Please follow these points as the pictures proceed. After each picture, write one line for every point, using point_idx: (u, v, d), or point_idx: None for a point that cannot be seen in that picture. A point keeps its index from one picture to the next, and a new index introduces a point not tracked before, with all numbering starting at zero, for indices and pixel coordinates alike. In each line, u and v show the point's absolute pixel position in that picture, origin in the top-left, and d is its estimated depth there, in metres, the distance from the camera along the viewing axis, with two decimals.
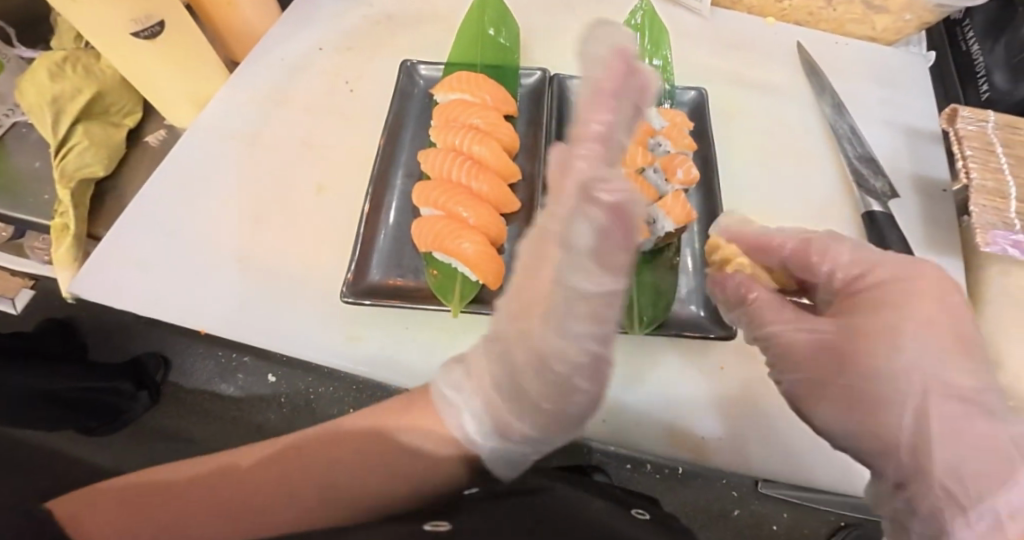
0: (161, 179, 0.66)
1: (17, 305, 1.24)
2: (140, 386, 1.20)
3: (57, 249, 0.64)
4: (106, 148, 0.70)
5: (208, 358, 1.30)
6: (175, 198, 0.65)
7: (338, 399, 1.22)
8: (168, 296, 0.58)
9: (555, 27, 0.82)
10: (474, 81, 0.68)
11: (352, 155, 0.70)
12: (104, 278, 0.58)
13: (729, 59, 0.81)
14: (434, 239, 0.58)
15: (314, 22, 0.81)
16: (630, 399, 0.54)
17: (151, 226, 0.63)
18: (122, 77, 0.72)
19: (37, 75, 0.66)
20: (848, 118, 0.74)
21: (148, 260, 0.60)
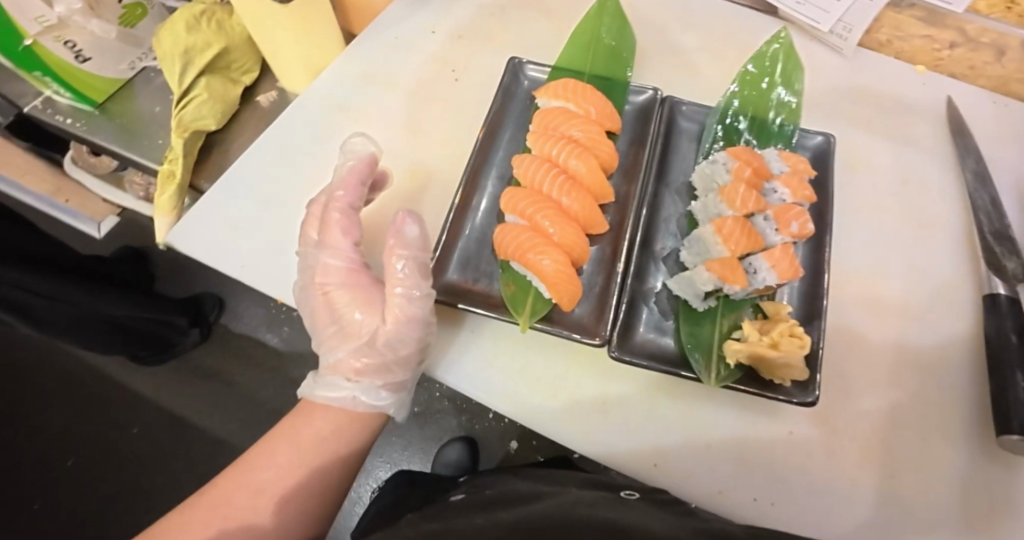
0: (264, 142, 0.68)
1: (102, 228, 1.54)
2: (193, 324, 1.36)
3: (161, 195, 0.68)
4: (222, 103, 0.73)
5: (260, 306, 1.46)
6: (272, 162, 0.67)
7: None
8: (253, 260, 0.61)
9: (674, 45, 0.78)
10: (581, 91, 0.65)
11: (443, 147, 0.69)
12: (199, 231, 0.62)
13: (863, 105, 0.73)
14: (516, 249, 0.57)
15: (430, 4, 0.80)
16: (682, 448, 0.53)
17: (248, 186, 0.65)
18: (247, 34, 0.74)
19: (175, 24, 0.69)
20: (990, 189, 0.64)
21: (240, 220, 0.63)
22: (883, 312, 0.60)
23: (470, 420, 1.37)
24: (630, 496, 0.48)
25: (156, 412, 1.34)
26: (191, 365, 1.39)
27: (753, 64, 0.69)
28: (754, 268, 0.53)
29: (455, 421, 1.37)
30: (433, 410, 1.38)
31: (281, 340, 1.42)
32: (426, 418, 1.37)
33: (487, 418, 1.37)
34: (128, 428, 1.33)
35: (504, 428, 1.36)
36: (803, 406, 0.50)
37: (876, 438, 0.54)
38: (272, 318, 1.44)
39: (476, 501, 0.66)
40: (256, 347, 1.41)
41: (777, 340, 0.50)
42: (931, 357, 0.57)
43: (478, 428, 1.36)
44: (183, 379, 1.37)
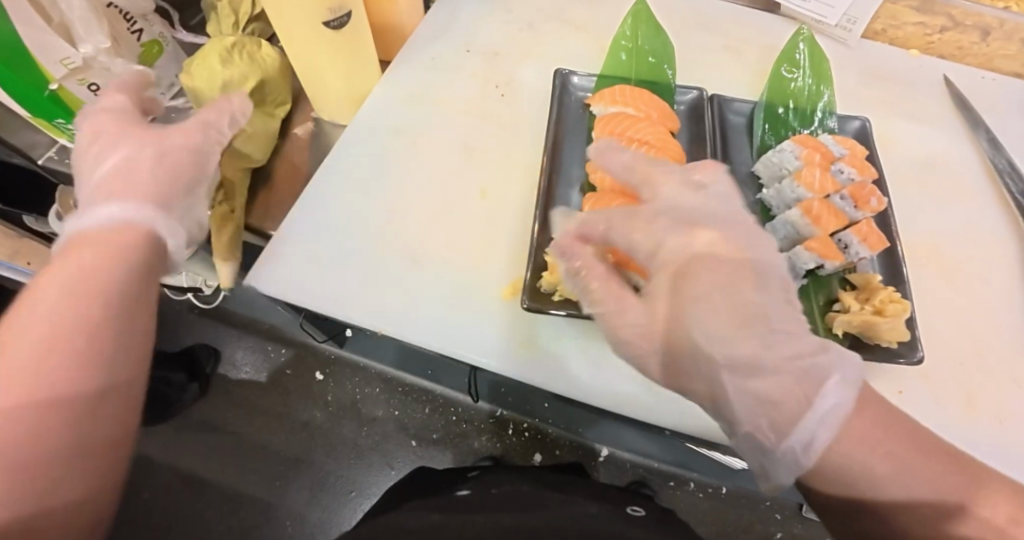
0: (328, 174, 0.66)
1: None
2: (190, 379, 1.27)
3: (221, 238, 0.64)
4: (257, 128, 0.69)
5: (258, 351, 1.37)
6: (342, 195, 0.65)
7: (383, 399, 1.33)
8: (347, 294, 0.59)
9: (699, 47, 0.82)
10: (637, 95, 0.67)
11: (506, 160, 0.69)
12: (281, 270, 0.59)
13: (876, 89, 0.79)
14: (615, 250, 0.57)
15: (459, 24, 0.80)
16: None
17: (322, 220, 0.63)
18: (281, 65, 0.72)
19: (207, 59, 0.66)
20: (1006, 153, 0.73)
21: (323, 254, 0.61)
22: (945, 273, 0.65)
23: (490, 440, 1.30)
24: (640, 514, 0.57)
25: (166, 474, 1.25)
26: (197, 421, 1.29)
27: (784, 61, 0.73)
28: (844, 243, 0.57)
29: (475, 444, 1.30)
30: (451, 435, 1.31)
31: (287, 381, 1.34)
32: (445, 443, 1.30)
33: (508, 435, 1.31)
34: (138, 493, 1.23)
35: (523, 441, 1.31)
36: (911, 364, 0.54)
37: (977, 388, 0.57)
38: (271, 362, 1.35)
39: (488, 498, 0.62)
40: (257, 397, 1.32)
41: (882, 306, 0.54)
42: (997, 308, 0.63)
43: (500, 446, 1.30)
44: (190, 437, 1.28)
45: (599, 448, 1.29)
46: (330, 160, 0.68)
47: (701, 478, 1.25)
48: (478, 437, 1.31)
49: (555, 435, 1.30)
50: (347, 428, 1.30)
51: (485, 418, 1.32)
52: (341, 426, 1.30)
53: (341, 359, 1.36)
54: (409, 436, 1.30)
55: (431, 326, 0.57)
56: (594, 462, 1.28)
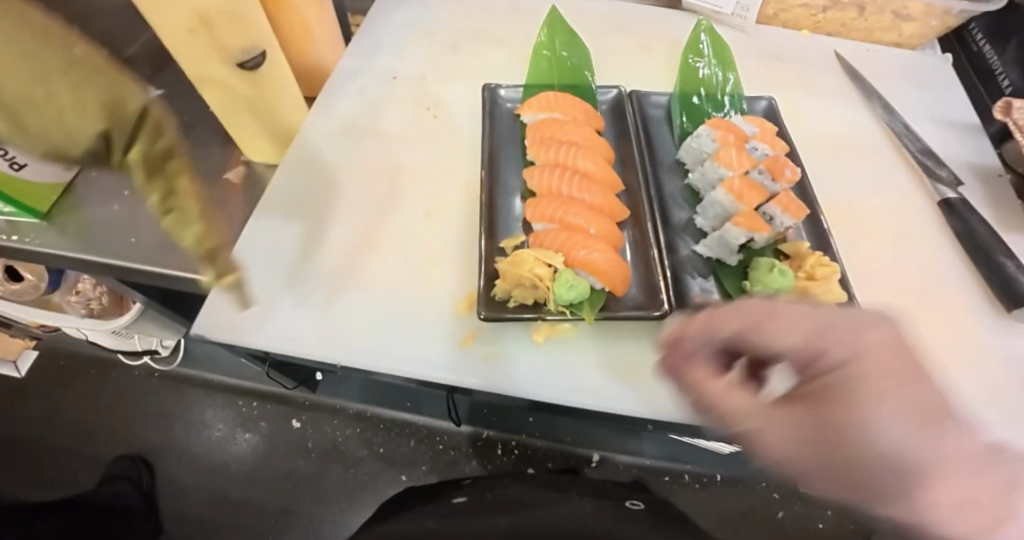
0: (267, 209, 0.67)
1: (22, 368, 1.28)
2: (138, 461, 1.19)
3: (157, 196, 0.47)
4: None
5: (228, 408, 1.27)
6: (284, 239, 0.65)
7: (366, 439, 1.26)
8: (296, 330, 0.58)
9: (611, 52, 0.87)
10: (561, 99, 0.70)
11: (450, 179, 0.70)
12: (224, 314, 0.59)
13: (781, 68, 0.85)
14: (561, 249, 0.59)
15: (382, 54, 0.81)
16: None
17: (258, 257, 0.62)
18: (255, 95, 0.65)
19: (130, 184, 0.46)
20: (899, 117, 0.78)
21: (268, 294, 0.60)
22: (870, 235, 0.68)
23: (481, 465, 1.24)
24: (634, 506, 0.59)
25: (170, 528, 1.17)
26: (177, 500, 1.19)
27: (690, 54, 0.77)
28: (769, 215, 0.60)
29: (465, 468, 1.24)
30: (442, 464, 1.24)
31: (262, 442, 1.24)
32: (436, 472, 1.24)
33: (497, 454, 1.25)
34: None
35: (515, 462, 1.25)
36: (853, 322, 0.58)
37: (916, 333, 0.61)
38: (243, 417, 1.26)
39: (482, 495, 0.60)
40: (225, 462, 1.22)
41: (812, 271, 0.57)
42: (928, 260, 0.66)
43: (491, 467, 1.24)
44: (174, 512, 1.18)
45: (590, 453, 1.24)
46: (297, 228, 0.66)
47: (693, 469, 1.23)
48: (468, 461, 1.25)
49: (545, 445, 1.26)
50: (333, 473, 1.23)
51: (473, 441, 1.26)
52: (328, 472, 1.22)
53: (315, 401, 1.28)
54: (397, 471, 1.23)
55: (393, 355, 0.57)
56: (587, 467, 1.23)
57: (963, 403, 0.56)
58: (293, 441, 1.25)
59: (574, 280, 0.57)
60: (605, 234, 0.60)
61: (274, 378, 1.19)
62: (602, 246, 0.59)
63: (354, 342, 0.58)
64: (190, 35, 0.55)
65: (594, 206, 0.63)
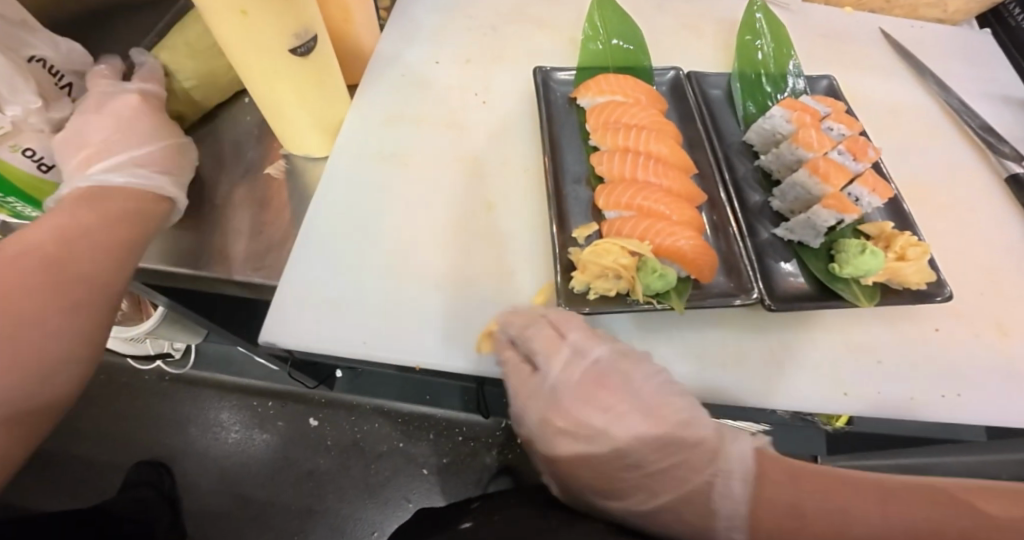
0: (324, 205, 0.64)
1: None
2: (161, 467, 1.13)
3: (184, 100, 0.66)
4: (192, 106, 0.67)
5: (242, 407, 1.21)
6: (345, 236, 0.62)
7: (386, 434, 1.20)
8: (371, 331, 0.56)
9: (655, 34, 0.84)
10: (624, 83, 0.68)
11: (509, 167, 0.66)
12: (296, 318, 0.56)
13: (830, 44, 0.83)
14: (642, 237, 0.57)
15: (422, 38, 0.77)
16: (868, 381, 0.54)
17: (324, 258, 0.60)
18: (302, 85, 0.59)
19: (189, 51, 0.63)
20: (954, 93, 0.76)
21: (339, 296, 0.58)
22: (944, 214, 0.66)
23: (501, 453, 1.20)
24: None
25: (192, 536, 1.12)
26: (199, 507, 1.13)
27: (746, 33, 0.76)
28: (854, 196, 0.58)
29: (486, 460, 1.19)
30: (462, 456, 1.19)
31: (279, 442, 1.19)
32: (456, 467, 1.18)
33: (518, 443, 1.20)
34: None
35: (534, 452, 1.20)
36: (941, 301, 0.56)
37: (999, 311, 0.59)
38: (259, 417, 1.21)
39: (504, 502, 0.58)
40: (244, 465, 1.17)
41: (903, 251, 0.55)
42: (1002, 238, 0.65)
43: (511, 456, 1.19)
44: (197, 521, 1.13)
45: None
46: (354, 224, 0.63)
47: None
48: (489, 452, 1.19)
49: None
50: (354, 469, 1.17)
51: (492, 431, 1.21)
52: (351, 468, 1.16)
53: (332, 396, 1.22)
54: (420, 466, 1.18)
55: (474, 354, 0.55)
56: None
57: None
58: (312, 439, 1.19)
59: (660, 268, 0.54)
60: (685, 219, 0.58)
61: (299, 378, 1.14)
62: (686, 233, 0.56)
63: (423, 339, 0.56)
64: (243, 17, 0.50)
65: (670, 191, 0.60)
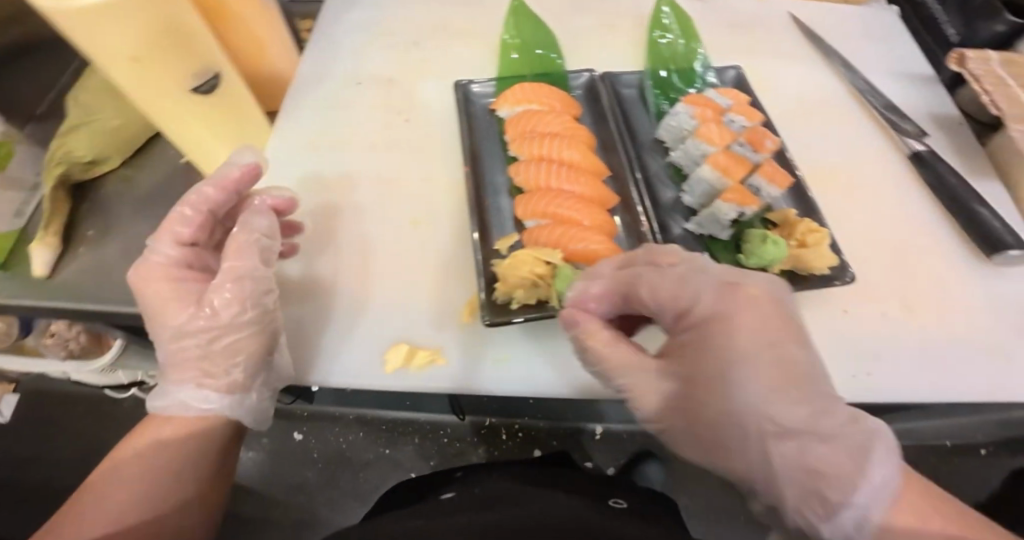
0: None
1: None
2: None
3: (79, 142, 0.69)
4: (127, 142, 0.72)
5: None
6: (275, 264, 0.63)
7: (368, 442, 1.02)
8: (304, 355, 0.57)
9: (572, 36, 0.85)
10: (537, 90, 0.69)
11: (432, 182, 0.67)
12: None
13: (744, 34, 0.85)
14: (556, 244, 0.59)
15: (340, 60, 0.77)
16: None
17: None
18: (211, 120, 0.60)
19: (99, 94, 0.71)
20: (861, 74, 0.79)
21: None
22: (852, 195, 0.69)
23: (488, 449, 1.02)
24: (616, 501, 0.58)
25: None
26: None
27: (655, 29, 0.79)
28: (755, 188, 0.61)
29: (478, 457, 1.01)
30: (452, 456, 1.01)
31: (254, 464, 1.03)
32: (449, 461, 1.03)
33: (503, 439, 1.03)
34: None
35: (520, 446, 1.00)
36: (845, 284, 0.58)
37: (905, 289, 0.62)
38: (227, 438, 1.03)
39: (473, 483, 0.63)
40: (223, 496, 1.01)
41: (804, 238, 0.58)
42: (908, 214, 0.68)
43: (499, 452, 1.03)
44: None
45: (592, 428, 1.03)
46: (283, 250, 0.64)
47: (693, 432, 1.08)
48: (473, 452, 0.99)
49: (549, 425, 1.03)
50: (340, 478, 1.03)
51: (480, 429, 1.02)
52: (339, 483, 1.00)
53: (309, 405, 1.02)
54: (408, 470, 1.02)
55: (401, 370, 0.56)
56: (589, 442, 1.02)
57: (955, 354, 0.58)
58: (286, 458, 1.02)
59: (569, 274, 0.56)
60: (597, 223, 0.61)
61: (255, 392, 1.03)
62: (597, 239, 0.58)
63: (353, 361, 0.57)
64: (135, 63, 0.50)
65: (582, 196, 0.62)
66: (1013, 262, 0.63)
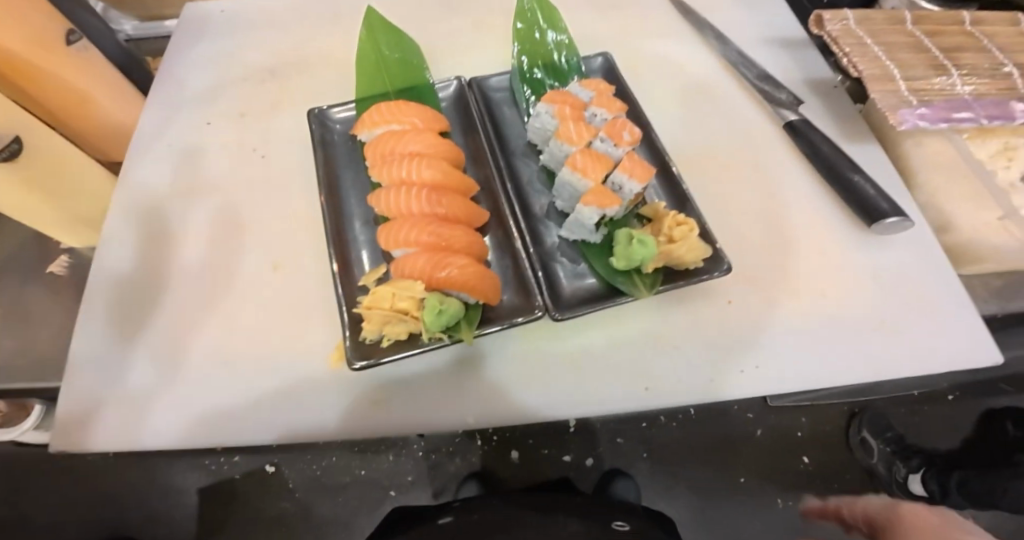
0: (105, 301, 0.60)
1: None
2: None
3: None
4: None
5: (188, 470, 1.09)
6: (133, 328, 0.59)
7: (345, 465, 1.09)
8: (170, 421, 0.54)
9: (439, 35, 0.81)
10: (396, 108, 0.64)
11: (295, 219, 0.64)
12: (87, 429, 0.54)
13: (615, 16, 0.82)
14: (420, 275, 0.55)
15: (189, 99, 0.72)
16: (666, 369, 0.56)
17: (111, 357, 0.57)
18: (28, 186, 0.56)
19: None
20: (732, 45, 0.77)
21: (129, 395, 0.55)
22: (731, 175, 0.67)
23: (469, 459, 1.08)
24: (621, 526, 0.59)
25: None
26: None
27: (520, 22, 0.75)
28: (618, 185, 0.59)
29: (455, 465, 1.08)
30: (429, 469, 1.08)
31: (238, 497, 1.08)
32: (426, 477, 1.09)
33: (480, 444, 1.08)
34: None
35: (493, 450, 1.09)
36: (722, 275, 0.56)
37: (787, 268, 0.60)
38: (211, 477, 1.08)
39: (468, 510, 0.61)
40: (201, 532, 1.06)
41: (671, 233, 0.55)
42: (789, 187, 0.66)
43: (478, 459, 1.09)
44: None
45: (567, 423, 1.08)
46: (143, 311, 0.60)
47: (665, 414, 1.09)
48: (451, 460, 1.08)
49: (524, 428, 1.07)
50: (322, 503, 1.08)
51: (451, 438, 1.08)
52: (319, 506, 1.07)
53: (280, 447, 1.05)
54: (386, 487, 1.08)
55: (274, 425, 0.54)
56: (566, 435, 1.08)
57: (838, 330, 0.57)
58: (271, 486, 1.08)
59: (435, 306, 0.52)
60: (461, 244, 0.57)
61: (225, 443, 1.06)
62: (460, 262, 0.55)
63: (224, 423, 0.54)
64: None
65: (446, 218, 0.59)
66: (896, 227, 0.61)
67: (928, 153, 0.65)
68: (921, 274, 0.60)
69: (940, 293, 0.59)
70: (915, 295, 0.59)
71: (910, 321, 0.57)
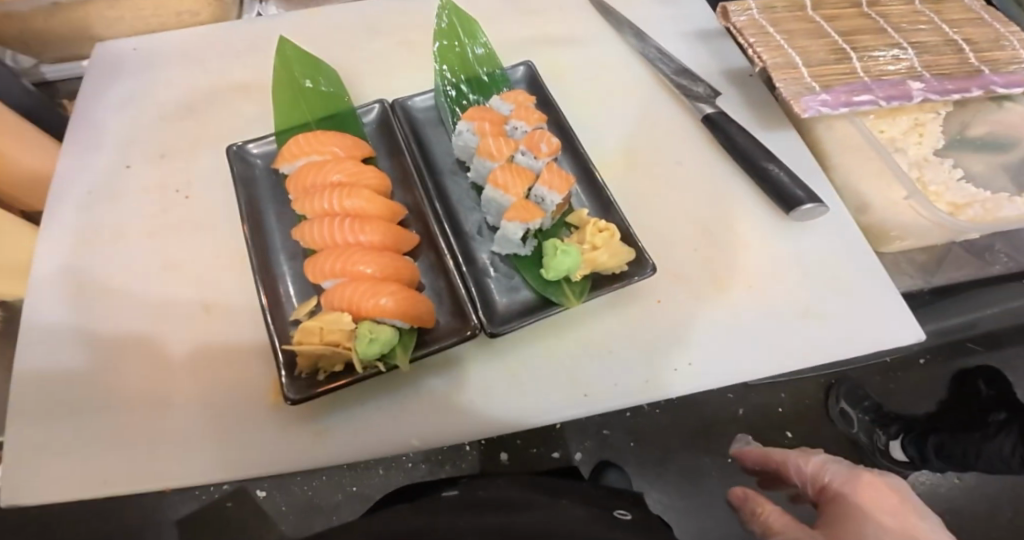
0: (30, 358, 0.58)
1: None
2: None
3: None
4: None
5: None
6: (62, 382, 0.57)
7: None
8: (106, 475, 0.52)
9: (360, 56, 0.80)
10: (316, 139, 0.64)
11: (224, 258, 0.63)
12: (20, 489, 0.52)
13: (535, 23, 0.82)
14: (349, 306, 0.55)
15: (106, 143, 0.71)
16: (602, 373, 0.57)
17: (39, 416, 0.55)
18: None
19: None
20: (650, 41, 0.79)
21: (61, 452, 0.54)
22: (655, 175, 0.68)
23: None
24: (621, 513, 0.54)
25: None
26: None
27: (440, 38, 0.75)
28: (540, 197, 0.59)
29: None
30: None
31: None
32: None
33: None
34: None
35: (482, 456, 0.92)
36: (649, 276, 0.58)
37: (713, 262, 0.62)
38: None
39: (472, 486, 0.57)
40: None
41: (594, 241, 0.56)
42: (711, 181, 0.68)
43: None
44: None
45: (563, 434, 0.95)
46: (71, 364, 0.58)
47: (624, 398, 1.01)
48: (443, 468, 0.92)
49: None
50: None
51: None
52: None
53: None
54: None
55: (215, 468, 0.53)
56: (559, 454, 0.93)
57: (765, 318, 0.59)
58: None
59: (366, 336, 0.52)
60: (389, 271, 0.57)
61: None
62: (388, 289, 0.55)
63: (163, 470, 0.53)
64: None
65: (372, 245, 0.59)
66: (813, 212, 0.63)
67: (841, 136, 0.67)
68: (841, 255, 0.62)
69: (860, 272, 0.61)
70: (837, 276, 0.61)
71: (832, 303, 0.59)
